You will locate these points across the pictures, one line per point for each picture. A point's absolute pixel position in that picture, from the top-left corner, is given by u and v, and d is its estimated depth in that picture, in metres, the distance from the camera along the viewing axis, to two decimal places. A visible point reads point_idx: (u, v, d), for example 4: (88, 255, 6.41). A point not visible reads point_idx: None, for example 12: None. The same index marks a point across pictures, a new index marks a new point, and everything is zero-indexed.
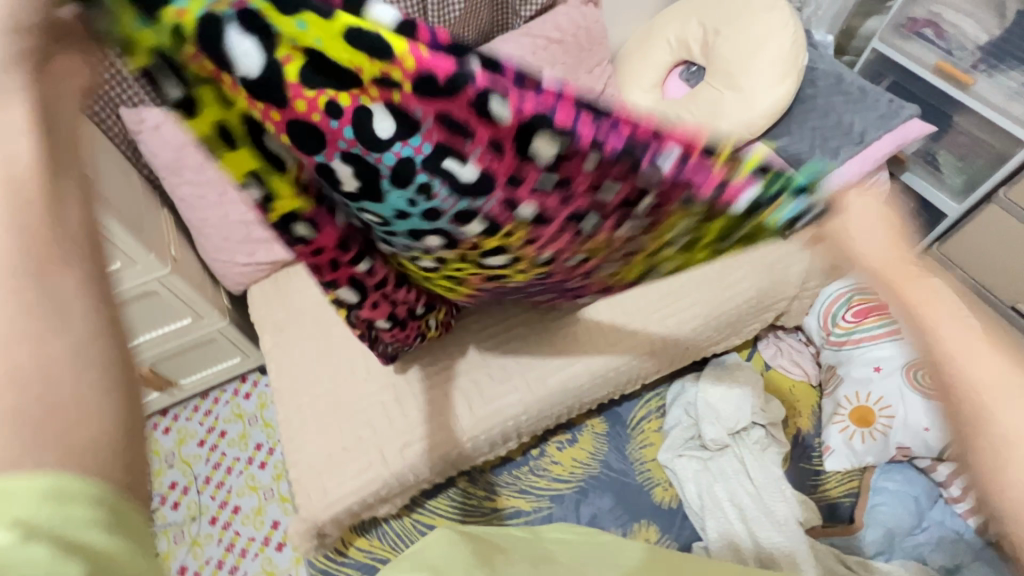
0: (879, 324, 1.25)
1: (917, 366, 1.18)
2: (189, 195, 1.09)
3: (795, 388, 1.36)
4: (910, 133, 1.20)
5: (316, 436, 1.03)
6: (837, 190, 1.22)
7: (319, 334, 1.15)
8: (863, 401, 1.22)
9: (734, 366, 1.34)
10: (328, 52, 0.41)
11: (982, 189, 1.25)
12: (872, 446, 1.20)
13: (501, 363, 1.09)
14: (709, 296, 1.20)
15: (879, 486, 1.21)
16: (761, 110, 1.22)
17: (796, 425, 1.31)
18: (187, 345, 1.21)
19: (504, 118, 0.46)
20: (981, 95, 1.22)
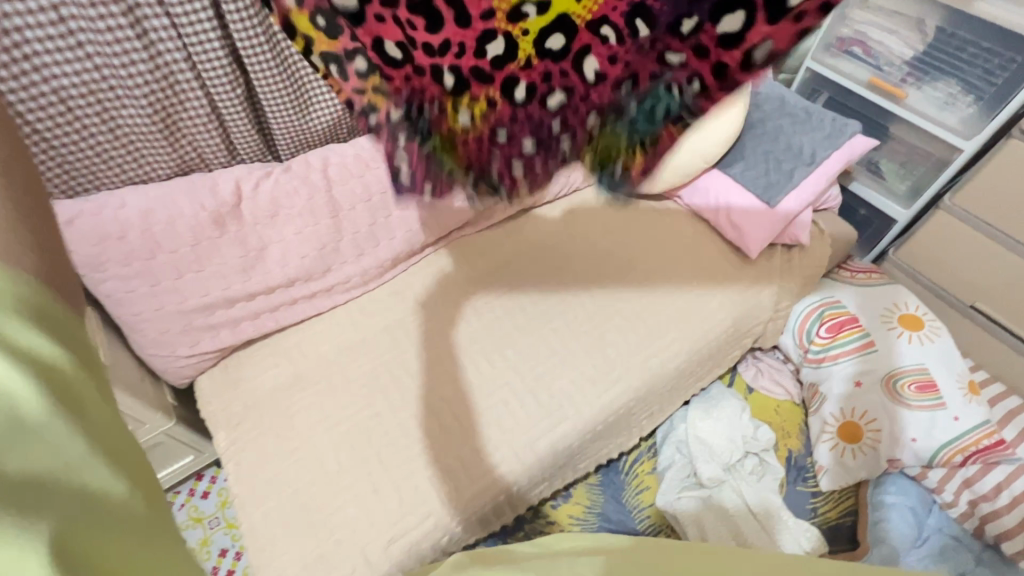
0: (854, 337, 1.24)
1: (897, 378, 1.18)
2: (114, 291, 0.98)
3: (780, 408, 1.35)
4: (857, 149, 1.24)
5: (287, 545, 0.92)
6: (795, 212, 1.22)
7: (282, 425, 1.05)
8: (849, 417, 1.20)
9: (719, 396, 1.33)
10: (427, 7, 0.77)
11: (927, 195, 1.29)
12: (864, 461, 1.18)
13: (484, 433, 1.02)
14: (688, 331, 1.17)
15: (879, 501, 1.19)
16: (715, 140, 1.22)
17: (787, 448, 1.30)
18: None
19: None
20: (915, 108, 1.26)
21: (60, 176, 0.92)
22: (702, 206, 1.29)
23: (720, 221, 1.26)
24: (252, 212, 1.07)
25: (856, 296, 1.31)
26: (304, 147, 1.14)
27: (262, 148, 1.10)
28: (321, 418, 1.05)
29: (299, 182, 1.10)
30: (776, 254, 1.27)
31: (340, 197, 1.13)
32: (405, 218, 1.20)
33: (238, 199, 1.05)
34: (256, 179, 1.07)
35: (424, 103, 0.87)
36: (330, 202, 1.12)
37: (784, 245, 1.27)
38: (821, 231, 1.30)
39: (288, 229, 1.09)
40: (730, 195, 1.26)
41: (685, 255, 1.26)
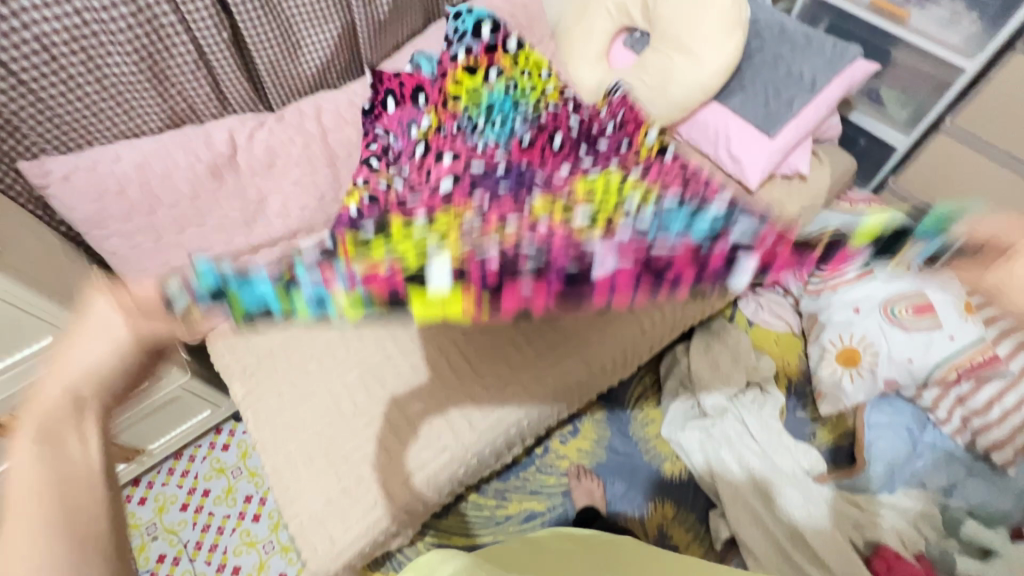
0: (852, 265, 1.26)
1: (893, 302, 1.21)
2: (119, 248, 0.98)
3: (780, 340, 1.39)
4: (856, 76, 1.21)
5: (311, 483, 0.96)
6: (795, 141, 1.22)
7: (296, 372, 1.07)
8: (846, 342, 1.25)
9: (722, 330, 1.35)
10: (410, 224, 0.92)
11: (927, 120, 1.28)
12: (862, 384, 1.23)
13: (494, 371, 1.05)
14: None
15: (874, 421, 1.24)
16: (710, 70, 1.20)
17: (787, 377, 1.34)
18: (150, 408, 1.10)
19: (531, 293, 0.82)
20: (917, 29, 1.22)
21: (53, 132, 0.91)
22: (703, 142, 1.30)
23: (721, 156, 1.27)
24: (248, 163, 1.05)
25: None
26: (293, 94, 1.15)
27: (253, 97, 1.10)
28: (334, 364, 1.07)
29: (293, 131, 1.08)
30: (776, 186, 1.27)
31: (336, 145, 1.12)
32: None
33: (234, 151, 1.04)
34: (250, 129, 1.06)
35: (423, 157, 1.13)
36: (327, 150, 1.11)
37: (783, 176, 1.27)
38: (821, 161, 1.30)
39: (285, 179, 1.08)
40: (730, 126, 1.24)
41: (685, 190, 1.26)
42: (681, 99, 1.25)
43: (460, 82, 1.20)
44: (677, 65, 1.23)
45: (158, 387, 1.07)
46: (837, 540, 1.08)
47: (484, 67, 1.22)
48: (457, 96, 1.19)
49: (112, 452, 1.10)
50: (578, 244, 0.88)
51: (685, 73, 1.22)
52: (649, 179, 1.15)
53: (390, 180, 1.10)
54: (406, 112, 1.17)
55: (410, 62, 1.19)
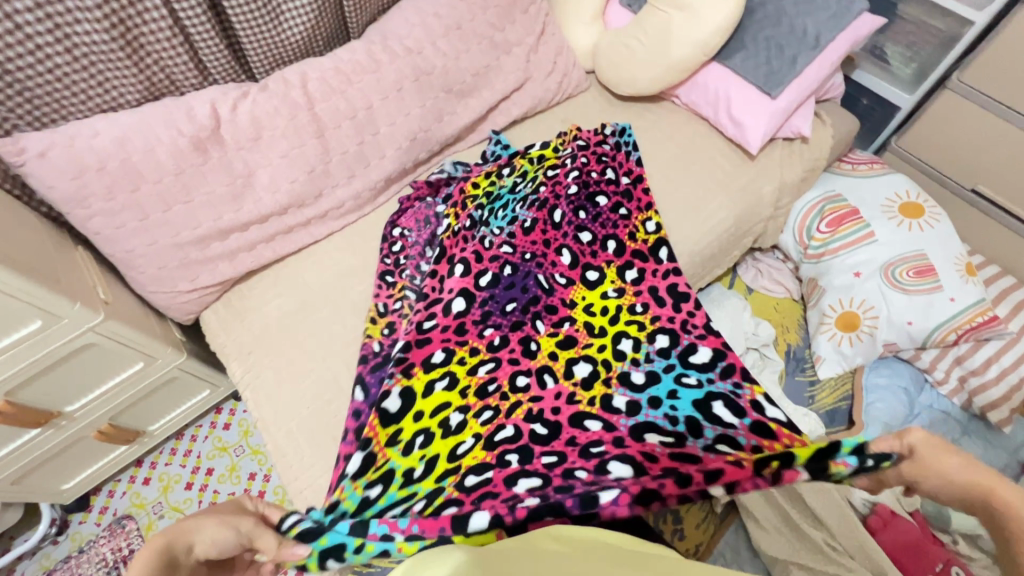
0: (853, 229, 1.24)
1: (894, 265, 1.19)
2: (104, 227, 0.95)
3: (779, 306, 1.39)
4: (861, 31, 1.17)
5: (313, 460, 0.96)
6: (798, 101, 1.18)
7: (294, 351, 1.06)
8: (847, 307, 1.24)
9: (721, 297, 1.35)
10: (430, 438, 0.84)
11: (934, 76, 1.25)
12: (861, 347, 1.24)
13: None
14: (690, 232, 1.16)
15: (872, 383, 1.25)
16: (713, 28, 1.14)
17: (786, 342, 1.35)
18: (149, 390, 1.09)
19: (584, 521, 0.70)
20: None
21: (25, 107, 0.87)
22: (703, 105, 1.25)
23: (721, 120, 1.23)
24: (233, 136, 1.01)
25: (857, 187, 1.30)
26: (277, 62, 1.08)
27: (234, 66, 1.04)
28: (332, 342, 1.06)
29: (278, 101, 1.04)
30: (777, 149, 1.24)
31: (323, 115, 1.07)
32: (393, 135, 1.14)
33: (217, 123, 1.00)
34: (233, 100, 1.01)
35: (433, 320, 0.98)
36: (314, 120, 1.06)
37: (785, 139, 1.24)
38: (823, 121, 1.26)
39: (273, 152, 1.04)
40: (731, 88, 1.20)
41: (684, 156, 1.23)
42: (681, 60, 1.20)
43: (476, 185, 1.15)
44: (677, 23, 1.18)
45: (155, 369, 1.06)
46: (829, 491, 1.10)
47: (493, 177, 1.16)
48: (475, 196, 1.13)
49: (113, 435, 1.09)
50: (576, 424, 0.83)
51: (685, 31, 1.17)
52: (633, 214, 1.13)
53: (404, 293, 1.05)
54: (396, 78, 1.11)
55: (398, 27, 1.14)
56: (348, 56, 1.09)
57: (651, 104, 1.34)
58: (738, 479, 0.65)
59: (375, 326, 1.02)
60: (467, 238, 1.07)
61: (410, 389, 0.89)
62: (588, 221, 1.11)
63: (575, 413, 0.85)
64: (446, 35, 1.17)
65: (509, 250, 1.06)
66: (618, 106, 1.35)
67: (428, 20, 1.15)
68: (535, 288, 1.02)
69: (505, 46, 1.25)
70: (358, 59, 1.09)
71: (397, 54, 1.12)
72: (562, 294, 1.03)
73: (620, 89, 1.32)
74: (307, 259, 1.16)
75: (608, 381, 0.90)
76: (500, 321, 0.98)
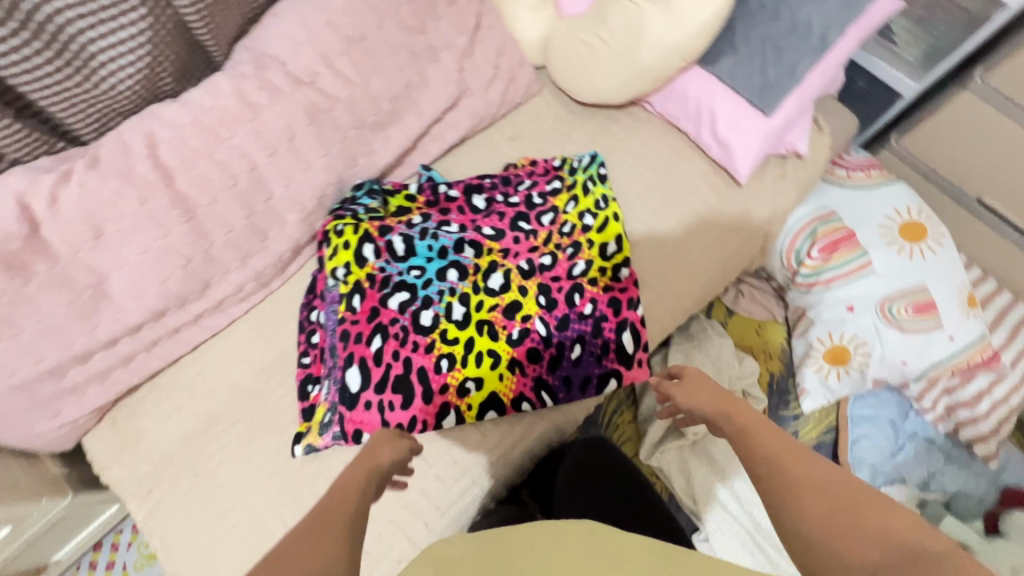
0: (848, 257, 1.08)
1: (892, 301, 1.06)
2: None
3: (762, 329, 1.25)
4: (877, 16, 0.92)
5: None
6: (794, 117, 0.97)
7: (204, 484, 0.87)
8: (836, 341, 1.11)
9: (702, 334, 1.18)
10: (342, 261, 0.93)
11: (951, 62, 1.04)
12: (848, 382, 1.13)
13: (448, 454, 0.87)
14: (668, 289, 0.98)
15: (857, 415, 1.18)
16: (693, 31, 0.89)
17: (768, 371, 1.22)
18: (31, 537, 0.89)
19: (455, 193, 1.00)
20: None
21: None
22: (682, 118, 1.02)
23: (704, 138, 1.00)
24: (62, 238, 0.74)
25: (854, 203, 1.12)
26: (114, 117, 0.79)
27: (43, 134, 0.74)
28: (250, 472, 0.87)
29: (118, 180, 0.75)
30: (769, 170, 1.03)
31: (189, 190, 0.79)
32: (292, 197, 0.88)
33: (35, 224, 0.72)
34: (50, 188, 0.73)
35: (368, 340, 0.89)
36: (177, 200, 0.79)
37: (777, 156, 1.03)
38: (821, 129, 1.05)
39: (125, 250, 0.77)
40: (715, 100, 0.97)
41: (659, 186, 1.02)
42: (654, 68, 0.95)
43: (396, 213, 0.99)
44: (650, 21, 0.91)
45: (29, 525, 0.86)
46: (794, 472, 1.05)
47: (406, 218, 0.98)
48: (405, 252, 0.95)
49: None
50: (483, 294, 0.92)
51: (657, 34, 0.91)
52: (581, 235, 0.96)
53: (325, 375, 0.90)
54: (284, 125, 0.83)
55: (278, 49, 0.84)
56: (210, 101, 0.79)
57: (617, 112, 1.09)
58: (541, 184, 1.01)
59: (312, 425, 0.86)
60: (386, 282, 0.93)
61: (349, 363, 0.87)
62: (528, 231, 0.97)
63: (478, 292, 0.92)
64: (347, 52, 0.87)
65: (456, 276, 0.93)
66: (578, 116, 1.09)
67: (318, 34, 0.85)
68: (476, 280, 0.93)
69: (430, 53, 0.96)
70: (225, 105, 0.80)
71: (280, 91, 0.83)
72: (522, 301, 0.92)
73: (580, 96, 1.06)
74: (207, 363, 0.93)
75: (528, 312, 0.91)
76: (428, 337, 0.89)
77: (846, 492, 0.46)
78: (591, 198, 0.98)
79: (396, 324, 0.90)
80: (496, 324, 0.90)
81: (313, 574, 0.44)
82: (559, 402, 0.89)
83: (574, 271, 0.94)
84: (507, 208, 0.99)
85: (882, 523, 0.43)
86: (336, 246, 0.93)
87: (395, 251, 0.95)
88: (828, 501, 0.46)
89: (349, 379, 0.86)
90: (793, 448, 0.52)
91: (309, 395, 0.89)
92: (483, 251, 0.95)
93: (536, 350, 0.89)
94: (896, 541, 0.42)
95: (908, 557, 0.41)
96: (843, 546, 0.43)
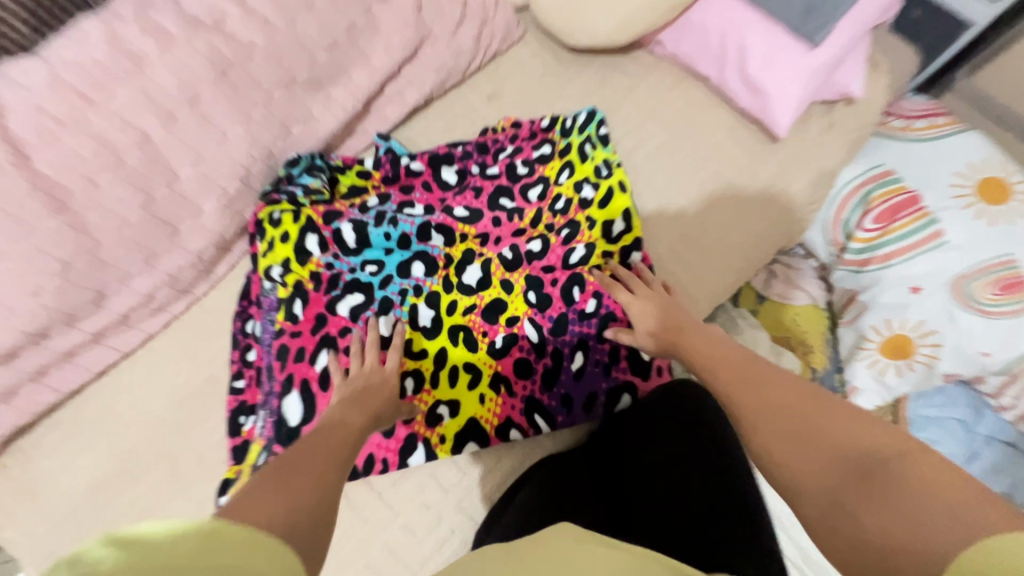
0: (910, 227, 0.88)
1: (970, 279, 0.85)
2: None
3: (801, 317, 1.04)
4: None
5: None
6: (847, 48, 0.75)
7: None
8: (897, 331, 0.90)
9: (730, 327, 0.99)
10: (278, 258, 0.74)
11: None
12: (912, 379, 0.91)
13: (419, 498, 0.68)
14: (693, 275, 0.78)
15: (921, 416, 0.98)
16: None
17: (810, 367, 1.02)
18: None
19: (419, 165, 0.80)
20: None
21: None
22: (701, 59, 0.81)
23: (731, 83, 0.79)
24: None
25: (917, 160, 0.91)
26: None
27: None
28: None
29: None
30: (812, 122, 0.82)
31: (56, 172, 0.60)
32: (205, 177, 0.69)
33: None
34: None
35: (311, 357, 0.70)
36: (40, 186, 0.60)
37: (822, 103, 0.82)
38: (876, 66, 0.83)
39: None
40: (745, 31, 0.76)
41: (675, 147, 0.81)
42: None
43: (347, 194, 0.80)
44: None
45: None
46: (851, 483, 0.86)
47: (359, 200, 0.78)
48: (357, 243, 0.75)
49: None
50: (457, 293, 0.73)
51: None
52: (578, 210, 0.75)
53: (260, 403, 0.71)
54: (181, 82, 0.63)
55: None
56: (74, 53, 0.59)
57: (620, 59, 0.88)
58: (526, 149, 0.80)
59: (242, 469, 0.68)
60: (333, 281, 0.74)
61: (288, 388, 0.69)
62: (511, 210, 0.77)
63: (450, 290, 0.73)
64: None
65: (422, 270, 0.74)
66: (571, 67, 0.88)
67: None
68: (448, 274, 0.74)
69: None
70: (95, 57, 0.60)
71: (172, 37, 0.62)
72: (506, 298, 0.73)
73: (572, 39, 0.84)
74: (118, 393, 0.75)
75: (514, 314, 0.72)
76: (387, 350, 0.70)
77: (760, 371, 0.53)
78: (590, 164, 0.78)
79: (348, 336, 0.71)
80: (474, 330, 0.72)
81: (309, 496, 0.44)
82: (557, 427, 0.70)
83: (571, 259, 0.74)
84: (485, 182, 0.79)
85: (837, 435, 0.43)
86: (270, 238, 0.74)
87: (345, 243, 0.75)
88: (802, 426, 0.45)
89: (287, 409, 0.68)
90: (769, 379, 0.51)
91: (241, 429, 0.71)
92: (456, 238, 0.76)
93: (526, 361, 0.71)
94: (821, 429, 0.44)
95: (861, 465, 0.40)
96: (808, 466, 0.43)
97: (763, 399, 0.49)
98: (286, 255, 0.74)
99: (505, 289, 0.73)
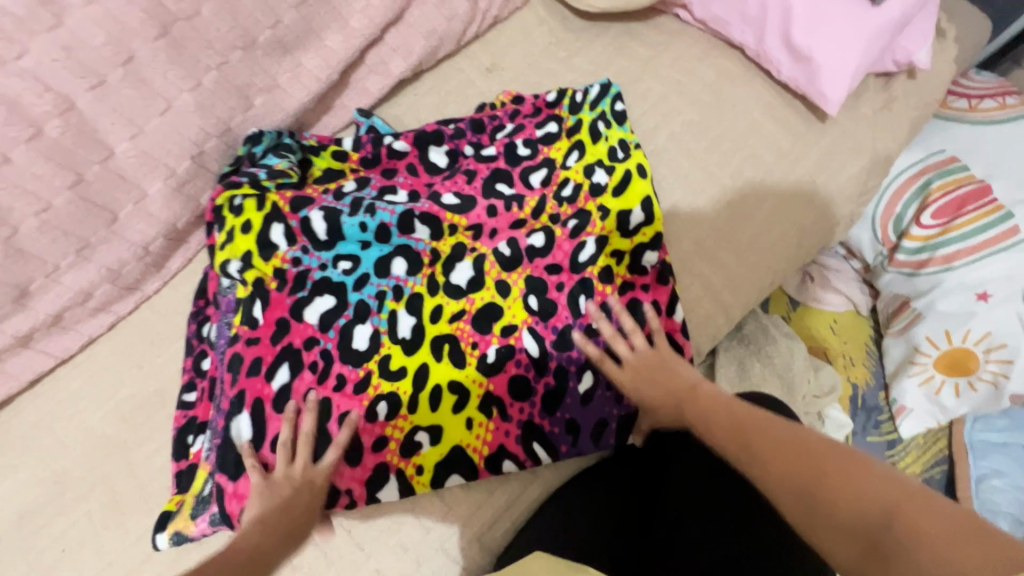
0: (977, 223, 0.76)
1: None
2: None
3: (839, 325, 0.92)
4: None
5: None
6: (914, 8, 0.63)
7: None
8: (957, 344, 0.77)
9: (762, 335, 0.86)
10: (236, 252, 0.62)
11: None
12: (972, 400, 0.79)
13: (394, 538, 0.57)
14: (724, 276, 0.66)
15: (979, 441, 0.85)
16: None
17: (852, 383, 0.89)
18: None
19: (404, 145, 0.69)
20: None
21: None
22: (735, 23, 0.69)
23: (770, 51, 0.67)
24: None
25: (983, 145, 0.78)
26: None
27: None
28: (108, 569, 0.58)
29: None
30: (866, 97, 0.70)
31: None
32: (147, 156, 0.58)
33: None
34: None
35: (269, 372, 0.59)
36: None
37: (878, 75, 0.70)
38: (942, 33, 0.71)
39: None
40: None
41: (704, 126, 0.69)
42: None
43: (322, 178, 0.69)
44: None
45: None
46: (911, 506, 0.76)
47: (334, 185, 0.67)
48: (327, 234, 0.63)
49: None
50: (443, 296, 0.62)
51: None
52: (589, 200, 0.64)
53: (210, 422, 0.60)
54: (111, 38, 0.53)
55: None
56: None
57: (638, 26, 0.76)
58: (529, 128, 0.69)
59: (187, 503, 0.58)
60: (301, 281, 0.62)
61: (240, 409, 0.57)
62: (509, 198, 0.66)
63: (436, 294, 0.62)
64: None
65: (403, 269, 0.63)
66: (583, 34, 0.76)
67: None
68: (433, 274, 0.63)
69: None
70: None
71: None
72: (501, 305, 0.61)
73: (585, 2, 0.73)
74: (53, 406, 0.64)
75: (512, 325, 0.61)
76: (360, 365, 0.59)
77: (741, 415, 0.46)
78: (602, 145, 0.66)
79: (315, 349, 0.60)
80: (462, 342, 0.60)
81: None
82: (560, 459, 0.59)
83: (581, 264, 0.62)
84: (481, 166, 0.68)
85: (841, 495, 0.36)
86: (229, 227, 0.63)
87: (316, 236, 0.63)
88: (804, 487, 0.38)
89: (239, 434, 0.57)
90: (748, 420, 0.45)
91: (190, 451, 0.61)
92: (444, 232, 0.64)
93: (523, 380, 0.59)
94: (828, 490, 0.37)
95: (870, 533, 0.34)
96: (824, 537, 0.36)
97: (747, 455, 0.43)
98: (245, 249, 0.62)
99: (501, 293, 0.62)
